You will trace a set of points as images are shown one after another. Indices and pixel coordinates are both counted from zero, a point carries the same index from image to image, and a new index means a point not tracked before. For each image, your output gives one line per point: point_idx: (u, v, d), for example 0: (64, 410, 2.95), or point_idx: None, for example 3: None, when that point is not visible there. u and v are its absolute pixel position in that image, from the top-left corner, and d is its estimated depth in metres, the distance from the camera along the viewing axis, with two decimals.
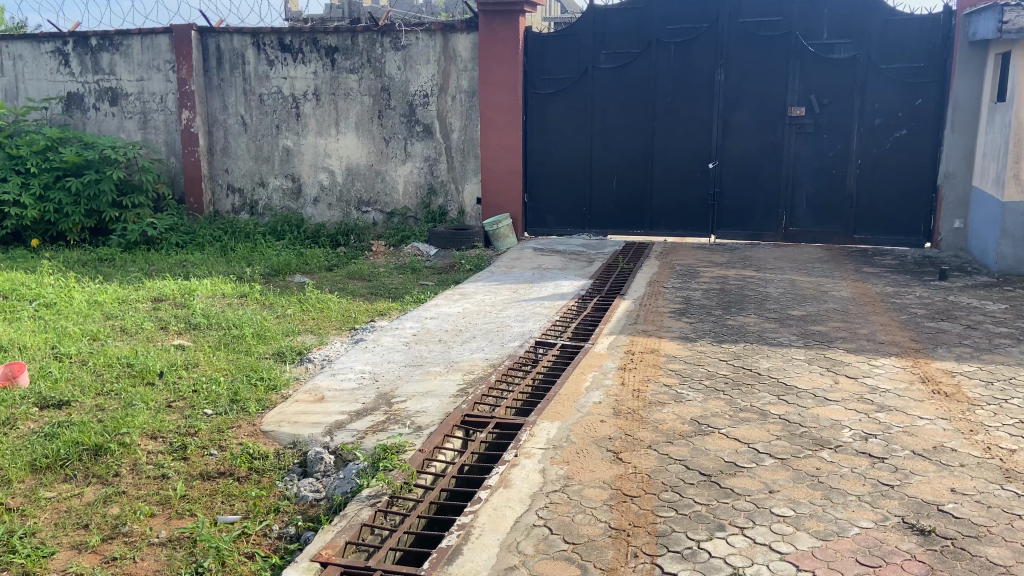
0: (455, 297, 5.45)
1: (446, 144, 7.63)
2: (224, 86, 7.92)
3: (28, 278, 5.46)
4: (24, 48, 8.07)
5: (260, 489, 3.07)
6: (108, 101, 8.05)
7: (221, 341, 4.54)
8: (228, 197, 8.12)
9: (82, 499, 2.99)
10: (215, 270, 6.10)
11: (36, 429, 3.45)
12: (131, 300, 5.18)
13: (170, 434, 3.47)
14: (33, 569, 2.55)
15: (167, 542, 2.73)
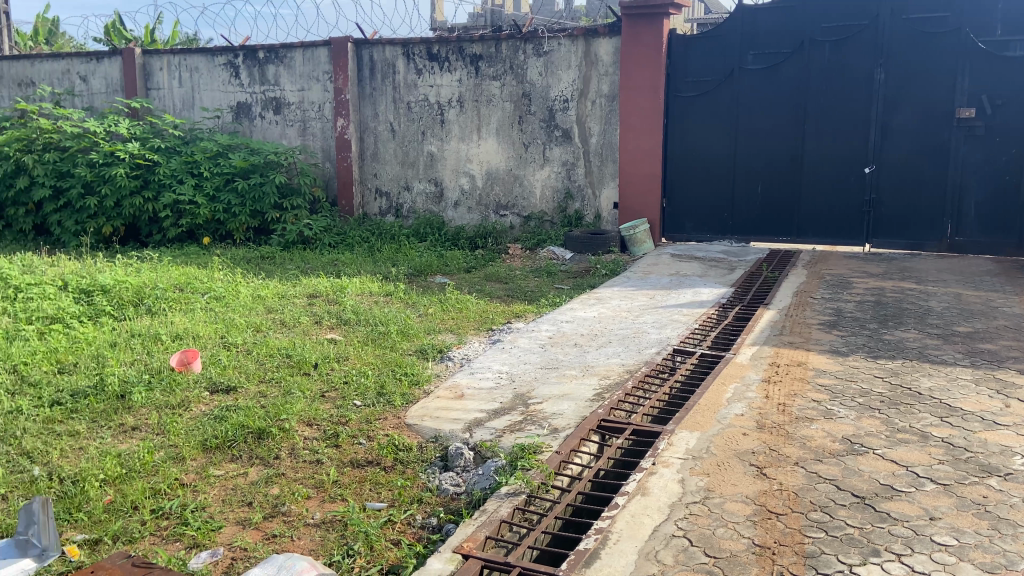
0: (591, 302, 5.46)
1: (585, 149, 7.66)
2: (376, 94, 8.32)
3: (202, 273, 5.97)
4: (200, 62, 8.78)
5: (405, 480, 3.21)
6: (272, 110, 8.67)
7: (369, 336, 4.78)
8: (375, 200, 8.53)
9: (247, 478, 3.24)
10: (363, 270, 6.43)
11: (207, 412, 3.77)
12: (289, 296, 5.56)
13: (323, 422, 3.70)
14: (204, 541, 2.80)
15: (321, 524, 2.92)
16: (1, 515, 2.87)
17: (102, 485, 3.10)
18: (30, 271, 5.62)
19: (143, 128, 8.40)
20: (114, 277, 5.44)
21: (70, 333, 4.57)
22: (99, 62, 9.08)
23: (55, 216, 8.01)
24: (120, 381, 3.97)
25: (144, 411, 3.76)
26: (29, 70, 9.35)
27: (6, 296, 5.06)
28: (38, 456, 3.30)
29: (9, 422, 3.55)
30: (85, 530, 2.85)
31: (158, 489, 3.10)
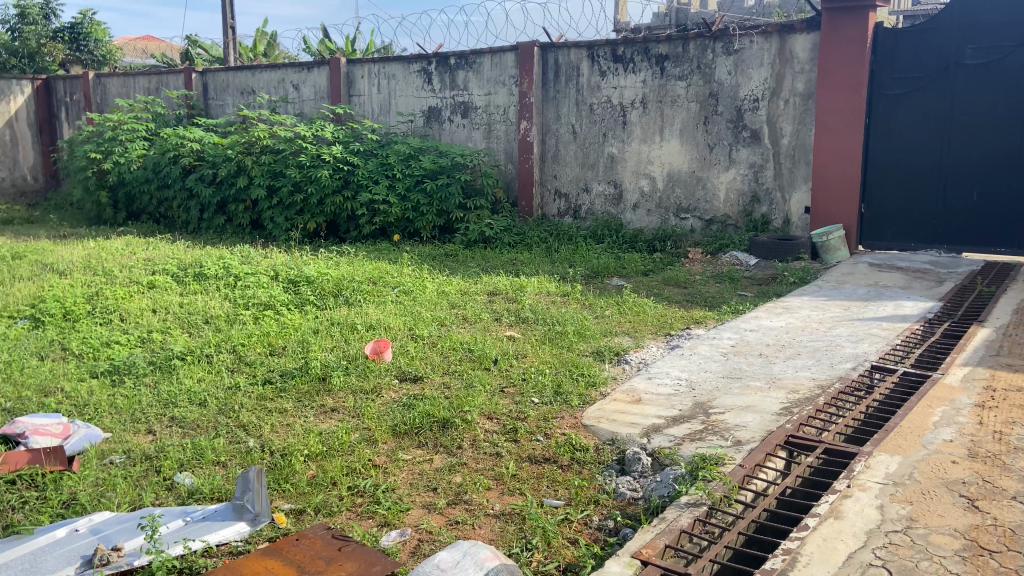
0: (776, 311, 5.21)
1: (775, 150, 7.33)
2: (559, 96, 8.45)
3: (392, 268, 6.34)
4: (397, 69, 9.33)
5: (581, 480, 3.22)
6: (460, 114, 9.04)
7: (547, 335, 4.85)
8: (554, 202, 8.67)
9: (432, 465, 3.40)
10: (541, 270, 6.55)
11: (397, 399, 4.00)
12: (471, 293, 5.77)
13: (503, 416, 3.81)
14: (393, 520, 2.96)
15: (501, 515, 3.00)
16: (222, 479, 3.21)
17: (306, 460, 3.38)
18: (248, 262, 6.25)
19: (344, 132, 9.07)
20: (318, 270, 5.92)
21: (280, 319, 5.02)
22: (309, 72, 9.91)
23: (268, 213, 8.82)
24: (322, 364, 4.30)
25: (342, 394, 4.05)
26: (250, 80, 10.38)
27: (228, 283, 5.65)
28: (253, 429, 3.65)
29: (229, 397, 3.97)
30: (292, 500, 3.11)
31: (353, 468, 3.32)
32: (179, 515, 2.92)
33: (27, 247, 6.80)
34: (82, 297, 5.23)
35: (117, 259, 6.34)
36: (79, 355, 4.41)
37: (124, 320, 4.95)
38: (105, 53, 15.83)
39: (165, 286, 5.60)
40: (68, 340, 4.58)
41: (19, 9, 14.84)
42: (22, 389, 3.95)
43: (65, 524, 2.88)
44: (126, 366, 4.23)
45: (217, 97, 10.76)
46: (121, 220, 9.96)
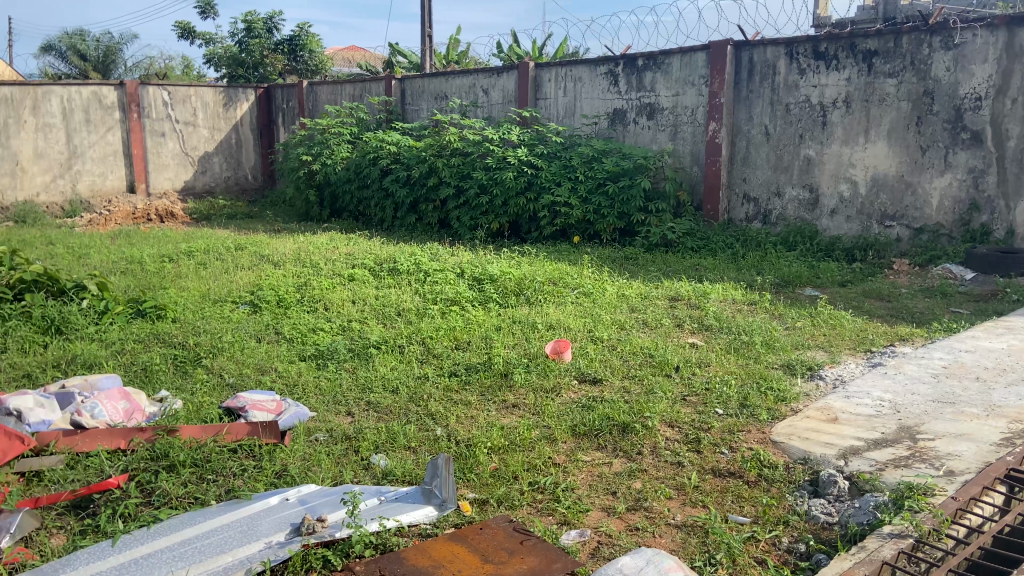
0: (997, 331, 4.69)
1: (999, 154, 6.65)
2: (752, 96, 8.12)
3: (573, 270, 6.38)
4: (584, 72, 9.39)
5: (770, 498, 3.06)
6: (646, 116, 8.95)
7: (732, 345, 4.68)
8: (742, 206, 8.34)
9: (611, 468, 3.38)
10: (726, 276, 6.33)
11: (576, 400, 4.03)
12: (652, 297, 5.68)
13: (685, 425, 3.71)
14: (573, 520, 2.98)
15: (683, 526, 2.92)
16: (413, 464, 3.39)
17: (489, 453, 3.48)
18: (437, 259, 6.56)
19: (530, 135, 9.27)
20: (502, 269, 6.10)
21: (465, 315, 5.22)
22: (499, 76, 10.24)
23: (455, 212, 9.20)
24: (504, 361, 4.41)
25: (523, 391, 4.13)
26: (444, 85, 10.90)
27: (419, 279, 5.96)
28: (440, 419, 3.82)
29: (418, 386, 4.18)
30: (475, 490, 3.22)
31: (534, 464, 3.38)
32: (375, 494, 3.11)
33: (248, 239, 7.57)
34: (294, 287, 5.74)
35: (323, 252, 6.89)
36: (290, 339, 4.84)
37: (327, 309, 5.37)
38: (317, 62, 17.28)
39: (363, 279, 6.01)
40: (281, 325, 5.04)
41: (247, 25, 16.57)
42: (243, 367, 4.41)
43: (277, 493, 3.16)
44: (328, 353, 4.59)
45: (413, 103, 11.41)
46: (325, 217, 10.81)
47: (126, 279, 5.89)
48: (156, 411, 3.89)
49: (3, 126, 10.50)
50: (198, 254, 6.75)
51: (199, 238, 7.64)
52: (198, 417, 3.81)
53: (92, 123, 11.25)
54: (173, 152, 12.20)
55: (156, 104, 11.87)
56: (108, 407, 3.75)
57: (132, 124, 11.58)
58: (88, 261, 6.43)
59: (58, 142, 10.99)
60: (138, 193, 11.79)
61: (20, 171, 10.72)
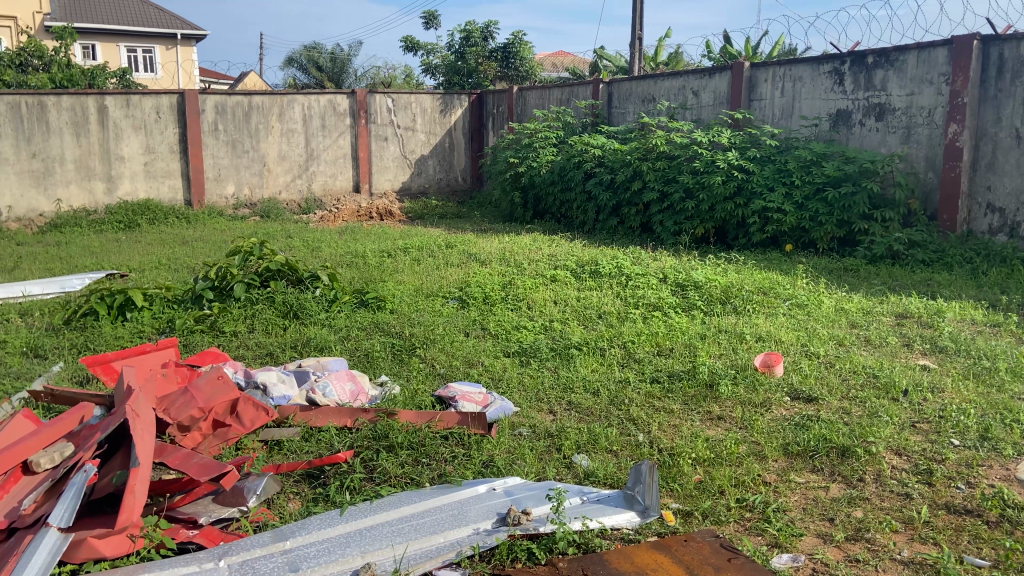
0: None
1: None
2: (1001, 96, 7.27)
3: (784, 280, 6.08)
4: (806, 71, 8.90)
5: (1015, 543, 2.73)
6: (874, 117, 8.29)
7: (971, 369, 4.22)
8: (985, 217, 7.52)
9: (828, 493, 3.18)
10: (963, 294, 5.72)
11: (787, 417, 3.83)
12: (875, 313, 5.27)
13: (914, 453, 3.40)
14: (784, 543, 2.83)
15: (909, 562, 2.68)
16: (615, 467, 3.40)
17: (693, 464, 3.40)
18: (640, 263, 6.53)
19: (742, 138, 8.94)
20: (707, 275, 5.95)
21: (668, 321, 5.14)
22: (710, 77, 9.97)
23: (659, 217, 9.09)
24: (710, 371, 4.29)
25: (729, 403, 4.00)
26: (653, 88, 10.81)
27: (621, 283, 5.96)
28: (642, 424, 3.80)
29: (620, 390, 4.17)
30: (680, 501, 3.15)
31: (742, 481, 3.25)
32: (578, 493, 3.15)
33: (458, 238, 7.97)
34: (499, 285, 5.97)
35: (527, 253, 7.10)
36: (497, 335, 5.04)
37: (531, 308, 5.52)
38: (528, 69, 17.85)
39: (565, 280, 6.11)
40: (487, 321, 5.26)
41: (465, 34, 17.53)
42: (453, 358, 4.65)
43: (485, 481, 3.30)
44: (531, 351, 4.72)
45: (619, 106, 11.42)
46: (529, 218, 11.10)
47: (352, 272, 6.43)
48: (377, 394, 4.22)
49: (255, 131, 11.84)
50: (414, 251, 7.21)
51: (414, 235, 8.15)
52: (414, 402, 4.08)
53: (327, 128, 12.41)
54: (394, 155, 13.14)
55: (380, 110, 12.84)
56: (337, 387, 4.15)
57: (360, 129, 12.61)
58: (320, 254, 7.09)
59: (298, 146, 12.23)
60: (362, 192, 12.83)
61: (267, 171, 12.06)
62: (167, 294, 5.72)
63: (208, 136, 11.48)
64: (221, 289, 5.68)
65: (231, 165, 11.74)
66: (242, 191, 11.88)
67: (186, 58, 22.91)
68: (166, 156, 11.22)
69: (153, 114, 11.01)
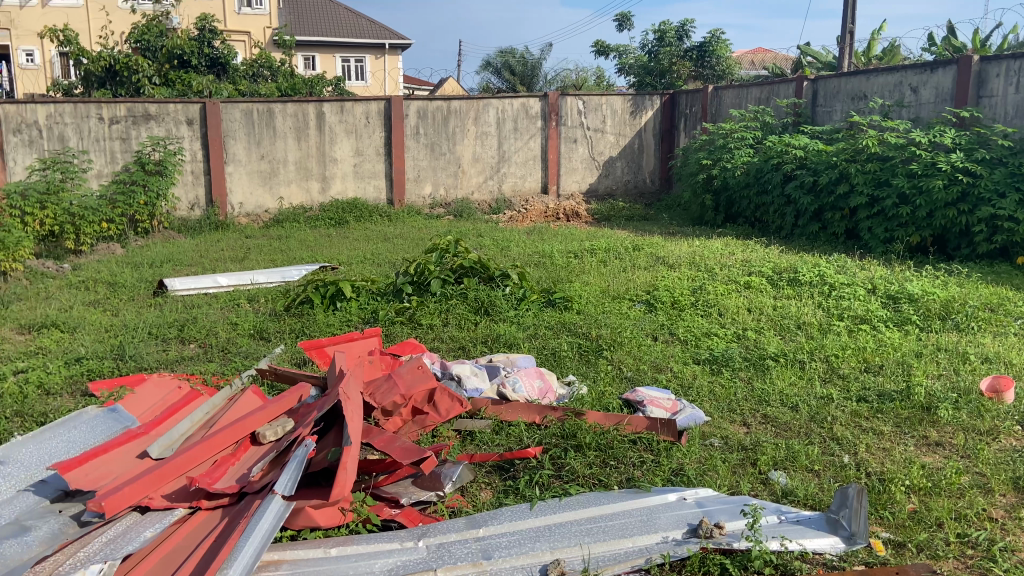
0: None
1: None
2: None
3: (1016, 296, 5.44)
4: None
5: None
6: None
7: None
8: None
9: None
10: None
11: (1020, 449, 3.42)
12: None
13: None
14: None
15: None
16: (817, 488, 3.21)
17: (907, 492, 3.12)
18: (845, 272, 6.12)
19: (968, 138, 8.09)
20: (924, 287, 5.46)
21: (877, 335, 4.77)
22: (932, 72, 9.11)
23: (866, 223, 8.46)
24: (926, 393, 3.93)
25: (949, 429, 3.64)
26: (864, 84, 10.07)
27: (823, 292, 5.62)
28: (847, 445, 3.55)
29: (822, 406, 3.93)
30: (891, 530, 2.91)
31: (964, 514, 2.95)
32: (775, 511, 2.99)
33: (646, 240, 7.90)
34: (689, 290, 5.84)
35: (719, 257, 6.88)
36: (686, 341, 4.93)
37: (722, 315, 5.35)
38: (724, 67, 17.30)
39: (761, 287, 5.86)
40: (676, 327, 5.16)
41: (659, 34, 17.40)
42: (641, 363, 4.61)
43: (674, 490, 3.24)
44: (724, 359, 4.56)
45: (826, 104, 10.74)
46: (720, 222, 10.75)
47: (540, 271, 6.57)
48: (565, 393, 4.28)
49: (452, 134, 12.41)
50: (600, 252, 7.23)
51: (601, 237, 8.19)
52: (601, 404, 4.09)
53: (519, 131, 12.77)
54: (583, 157, 13.26)
55: (571, 113, 13.00)
56: (526, 384, 4.25)
57: (551, 131, 12.86)
58: (510, 253, 7.31)
59: (491, 148, 12.68)
60: (549, 194, 13.09)
61: (461, 173, 12.61)
62: (372, 287, 6.15)
63: (410, 140, 12.19)
64: (420, 283, 6.02)
65: (430, 166, 12.39)
66: (438, 191, 12.52)
67: (393, 66, 24.49)
68: (373, 158, 12.06)
69: (363, 119, 11.86)
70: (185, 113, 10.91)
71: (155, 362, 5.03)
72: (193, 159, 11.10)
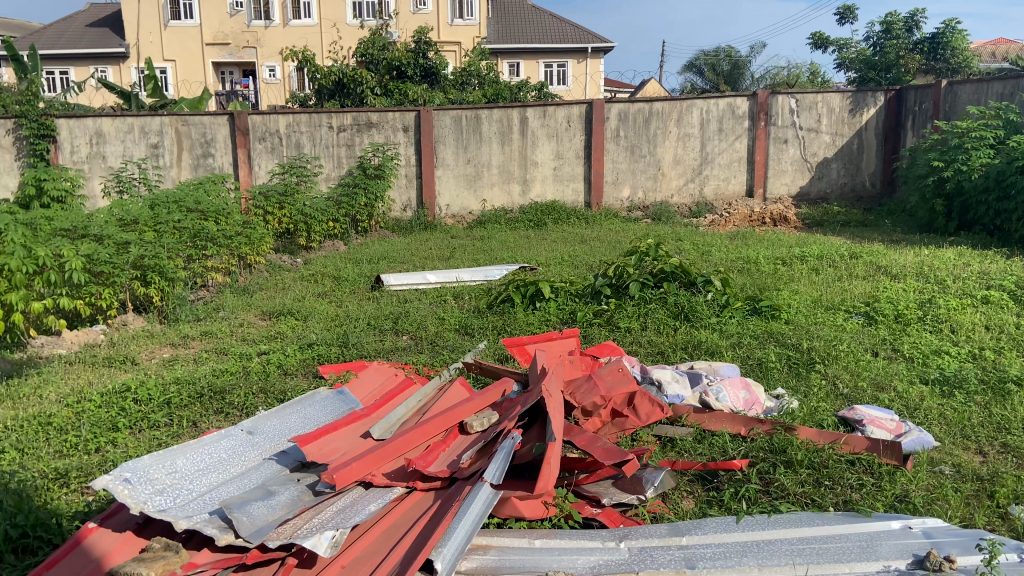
0: None
1: None
2: None
3: None
4: None
5: None
6: None
7: None
8: None
9: None
10: None
11: None
12: None
13: None
14: None
15: None
16: None
17: None
18: None
19: None
20: None
21: None
22: None
23: None
24: None
25: None
26: None
27: None
28: None
29: None
30: None
31: None
32: (1017, 550, 2.68)
33: (864, 248, 7.37)
34: (915, 302, 5.38)
35: (951, 268, 6.27)
36: (910, 359, 4.55)
37: (955, 331, 4.88)
38: (960, 59, 15.66)
39: (1001, 302, 5.26)
40: (900, 342, 4.77)
41: (885, 25, 16.16)
42: (859, 379, 4.31)
43: (898, 517, 3.00)
44: (957, 379, 4.16)
45: None
46: (951, 229, 9.77)
47: (745, 277, 6.35)
48: (772, 406, 4.10)
49: (653, 137, 12.30)
50: (812, 260, 6.85)
51: (812, 243, 7.75)
52: (814, 420, 3.88)
53: (723, 132, 12.39)
54: (792, 158, 12.61)
55: (783, 112, 12.41)
56: (730, 394, 4.12)
57: (758, 132, 12.35)
58: (712, 257, 7.12)
59: (694, 150, 12.41)
60: (755, 197, 12.58)
61: (661, 175, 12.46)
62: (570, 288, 6.25)
63: (610, 143, 12.23)
64: (618, 286, 6.03)
65: (629, 169, 12.37)
66: (637, 194, 12.47)
67: (595, 69, 24.67)
68: (573, 161, 12.24)
69: (565, 123, 12.09)
70: (402, 121, 11.71)
71: (373, 350, 5.46)
72: (408, 163, 11.89)
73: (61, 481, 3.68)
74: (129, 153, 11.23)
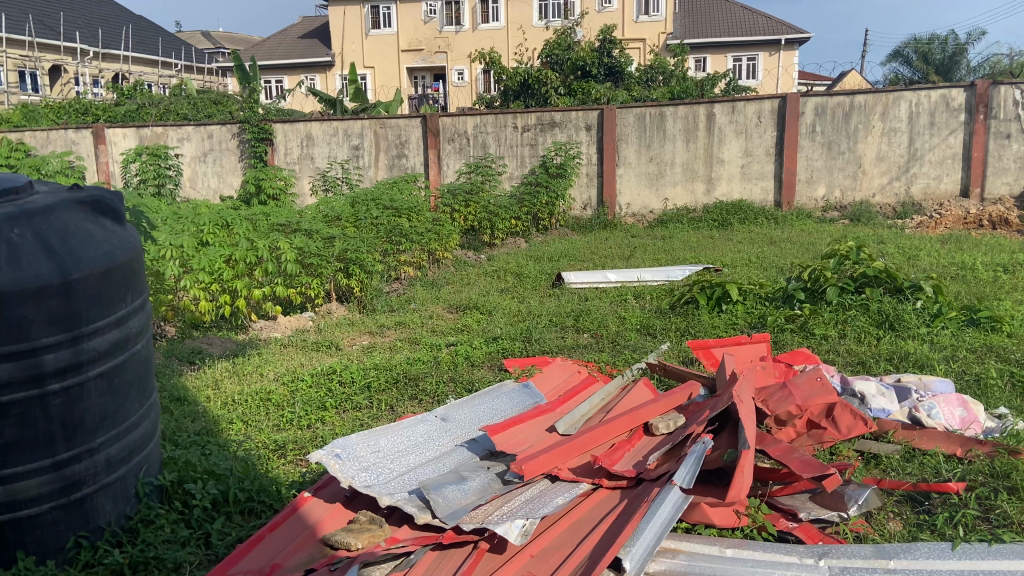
0: None
1: None
2: None
3: None
4: None
5: None
6: None
7: None
8: None
9: None
10: None
11: None
12: None
13: None
14: None
15: None
16: None
17: None
18: None
19: None
20: None
21: None
22: None
23: None
24: None
25: None
26: None
27: None
28: None
29: None
30: None
31: None
32: None
33: None
34: None
35: None
36: None
37: None
38: None
39: None
40: None
41: None
42: None
43: None
44: None
45: None
46: None
47: (961, 285, 5.77)
48: (995, 427, 3.71)
49: (853, 132, 11.50)
50: None
51: None
52: None
53: (935, 126, 11.34)
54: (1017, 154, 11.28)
55: (1007, 103, 11.14)
56: (944, 411, 3.77)
57: (977, 125, 11.18)
58: (921, 262, 6.55)
59: (900, 146, 11.46)
60: (971, 197, 11.39)
61: (861, 173, 11.62)
62: (760, 291, 5.98)
63: (805, 138, 11.58)
64: (814, 290, 5.69)
65: (825, 166, 11.64)
66: (833, 193, 11.71)
67: (788, 62, 23.41)
68: (762, 159, 11.72)
69: (755, 119, 11.62)
70: (586, 120, 11.78)
71: (556, 347, 5.55)
72: (589, 162, 11.94)
73: (278, 452, 4.05)
74: (335, 154, 12.20)
